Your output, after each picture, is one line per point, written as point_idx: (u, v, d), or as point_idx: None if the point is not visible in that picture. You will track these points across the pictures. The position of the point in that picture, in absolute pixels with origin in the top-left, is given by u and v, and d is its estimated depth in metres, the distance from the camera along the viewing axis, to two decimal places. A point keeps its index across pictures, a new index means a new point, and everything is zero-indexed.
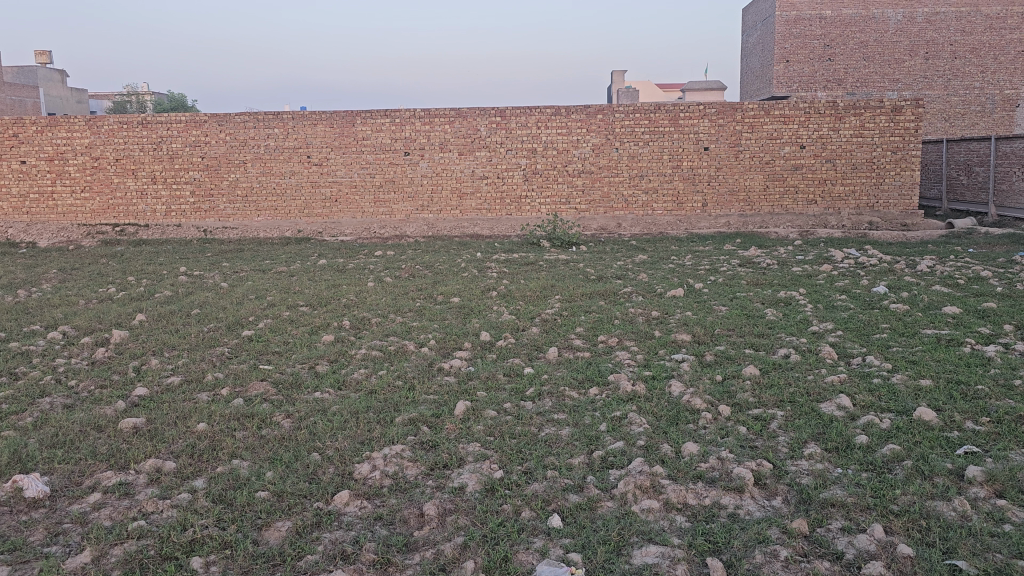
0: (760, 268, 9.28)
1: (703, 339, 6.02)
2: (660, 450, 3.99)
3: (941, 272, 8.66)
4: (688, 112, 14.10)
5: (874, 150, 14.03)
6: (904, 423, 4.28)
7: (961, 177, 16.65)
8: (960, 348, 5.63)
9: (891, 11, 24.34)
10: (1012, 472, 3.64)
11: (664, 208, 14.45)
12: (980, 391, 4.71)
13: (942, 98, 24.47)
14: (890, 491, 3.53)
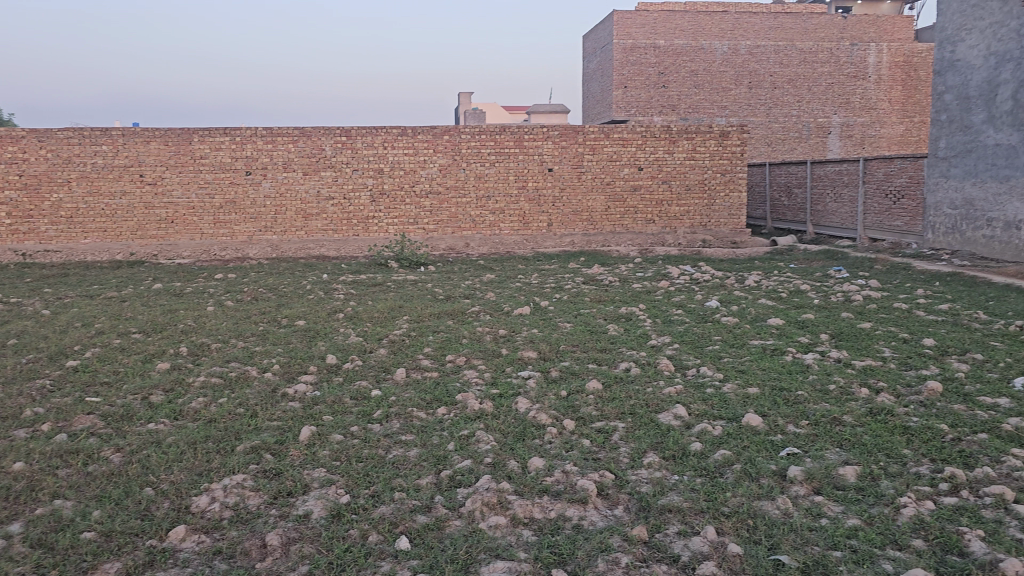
0: (603, 286, 9.62)
1: (548, 355, 6.18)
2: (507, 466, 4.06)
3: (765, 286, 9.31)
4: (532, 134, 14.49)
5: (706, 172, 14.90)
6: (733, 429, 4.56)
7: (783, 199, 17.97)
8: (782, 356, 6.07)
9: (718, 42, 26.00)
10: (827, 471, 3.96)
11: (510, 228, 14.71)
12: (800, 396, 5.09)
13: (765, 124, 26.36)
14: (720, 494, 3.75)
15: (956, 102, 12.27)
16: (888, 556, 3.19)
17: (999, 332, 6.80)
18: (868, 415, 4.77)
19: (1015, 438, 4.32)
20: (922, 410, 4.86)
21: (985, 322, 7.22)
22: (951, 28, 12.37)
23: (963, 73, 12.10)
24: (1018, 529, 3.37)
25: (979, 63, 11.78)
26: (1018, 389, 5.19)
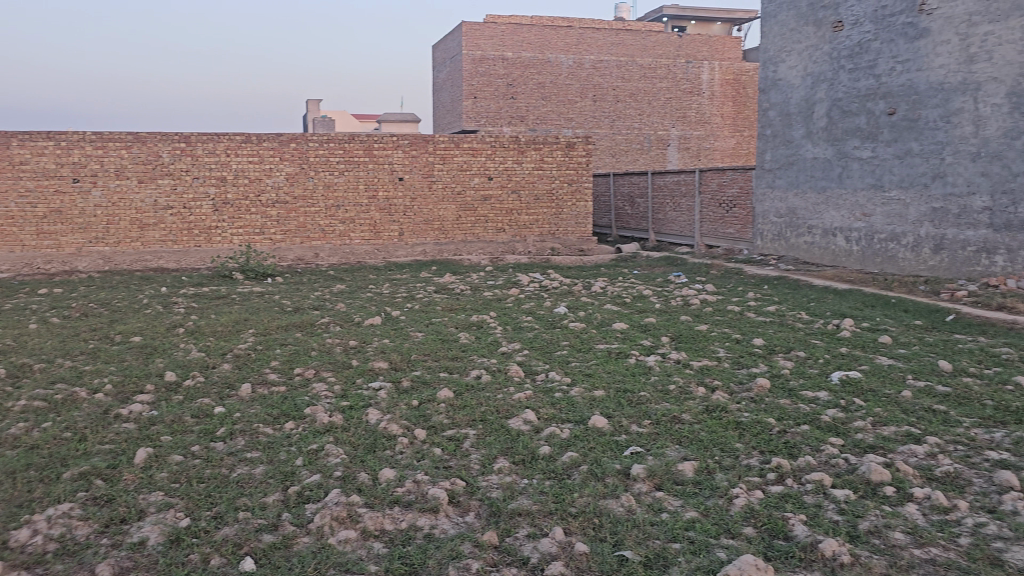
0: (454, 294, 9.67)
1: (400, 365, 6.16)
2: (357, 478, 4.01)
3: (611, 292, 9.67)
4: (382, 143, 14.39)
5: (553, 182, 15.34)
6: (580, 431, 4.71)
7: (626, 208, 18.74)
8: (626, 359, 6.33)
9: (563, 56, 26.72)
10: (668, 467, 4.16)
11: (361, 237, 14.49)
12: (642, 397, 5.33)
13: (609, 136, 27.35)
14: (568, 495, 3.86)
15: (779, 118, 13.20)
16: (722, 545, 3.39)
17: (819, 331, 7.39)
18: (704, 413, 5.05)
19: (832, 428, 4.71)
20: (752, 406, 5.20)
21: (807, 322, 7.82)
22: (773, 49, 13.30)
23: (785, 92, 13.04)
24: (834, 511, 3.68)
25: (797, 83, 12.73)
26: (834, 382, 5.66)
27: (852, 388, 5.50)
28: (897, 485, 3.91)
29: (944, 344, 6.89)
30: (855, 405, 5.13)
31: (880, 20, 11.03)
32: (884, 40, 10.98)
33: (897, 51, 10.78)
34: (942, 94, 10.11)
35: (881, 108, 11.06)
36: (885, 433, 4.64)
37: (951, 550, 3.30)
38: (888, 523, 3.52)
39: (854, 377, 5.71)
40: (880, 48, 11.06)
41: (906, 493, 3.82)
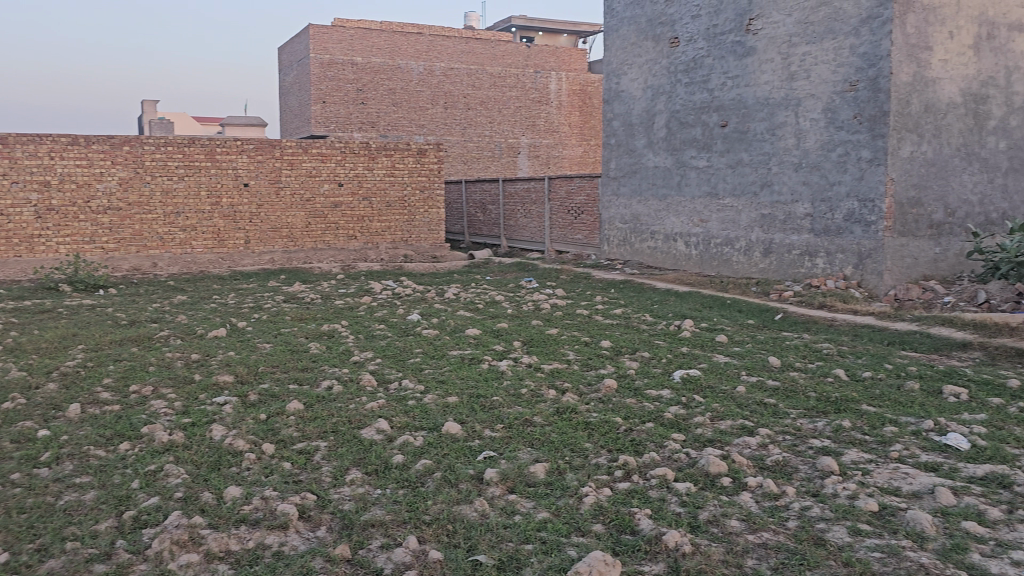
0: (304, 304, 9.42)
1: (246, 378, 5.93)
2: (200, 499, 3.83)
3: (464, 298, 9.74)
4: (225, 147, 13.84)
5: (405, 189, 15.33)
6: (434, 438, 4.71)
7: (478, 215, 18.92)
8: (479, 364, 6.39)
9: (413, 62, 26.65)
10: (520, 470, 4.23)
11: (203, 246, 13.85)
12: (495, 401, 5.39)
13: (460, 143, 27.48)
14: (422, 503, 3.85)
15: (622, 128, 13.73)
16: (572, 543, 3.48)
17: (662, 332, 7.73)
18: (555, 414, 5.17)
19: (674, 425, 4.94)
20: (600, 406, 5.38)
21: (651, 323, 8.18)
22: (616, 62, 13.83)
23: (627, 103, 13.58)
24: (677, 504, 3.85)
25: (638, 95, 13.29)
26: (676, 380, 5.95)
27: (692, 385, 5.80)
28: (733, 476, 4.16)
29: (773, 341, 7.39)
30: (695, 402, 5.41)
31: (712, 37, 11.70)
32: (715, 57, 11.65)
33: (728, 67, 11.46)
34: (767, 108, 10.85)
35: (715, 120, 11.72)
36: (721, 427, 4.92)
37: (780, 534, 3.54)
38: (725, 512, 3.73)
39: (694, 375, 6.02)
40: (712, 63, 11.73)
41: (740, 483, 4.06)
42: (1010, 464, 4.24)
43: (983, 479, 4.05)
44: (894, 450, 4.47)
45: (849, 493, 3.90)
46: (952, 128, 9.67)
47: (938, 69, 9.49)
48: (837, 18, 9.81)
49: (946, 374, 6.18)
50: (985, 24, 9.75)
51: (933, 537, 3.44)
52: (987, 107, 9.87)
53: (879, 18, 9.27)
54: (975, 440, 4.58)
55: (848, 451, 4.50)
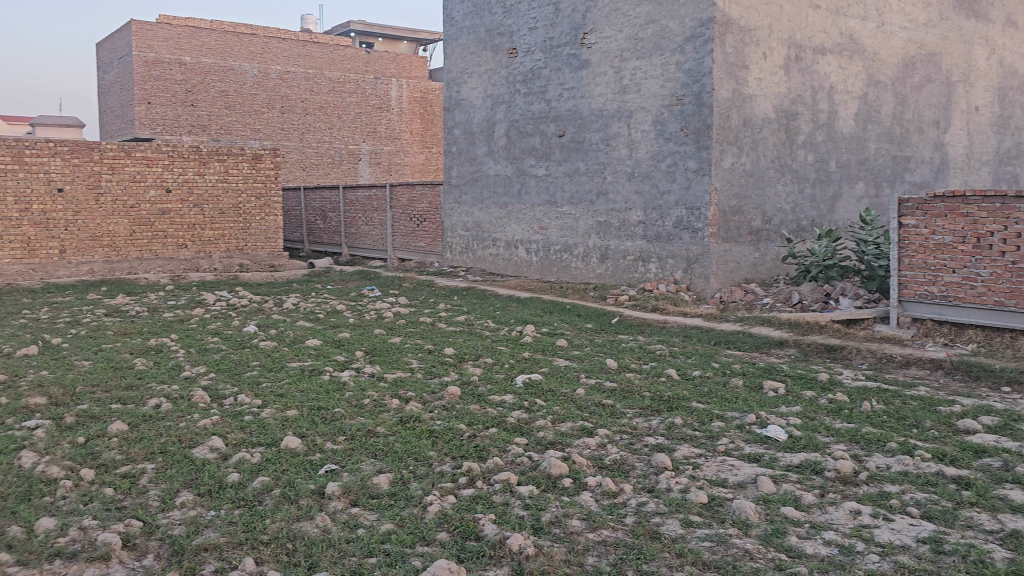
0: (128, 317, 8.83)
1: (62, 399, 5.47)
2: (8, 534, 3.49)
3: (303, 308, 9.47)
4: (35, 149, 12.78)
5: (239, 196, 14.73)
6: (272, 454, 4.53)
7: (318, 222, 18.48)
8: (320, 375, 6.22)
9: (247, 64, 25.69)
10: (363, 482, 4.15)
11: (11, 256, 12.68)
12: (337, 413, 5.26)
13: (298, 149, 26.73)
14: (260, 523, 3.69)
15: (463, 136, 13.83)
16: (416, 553, 3.45)
17: (505, 338, 7.82)
18: (398, 424, 5.12)
19: (517, 429, 5.01)
20: (444, 414, 5.37)
21: (493, 330, 8.27)
22: (456, 70, 13.92)
23: (467, 111, 13.69)
24: (520, 507, 3.90)
25: (479, 103, 13.44)
26: (519, 385, 6.04)
27: (533, 390, 5.90)
28: (573, 476, 4.26)
29: (610, 344, 7.66)
30: (536, 406, 5.51)
31: (549, 49, 12.01)
32: (552, 68, 11.97)
33: (564, 79, 11.80)
34: (601, 119, 11.26)
35: (552, 130, 12.03)
36: (563, 429, 5.04)
37: (618, 530, 3.67)
38: (567, 512, 3.82)
39: (536, 379, 6.13)
40: (549, 75, 12.04)
41: (581, 483, 4.18)
42: (821, 451, 4.60)
43: (798, 467, 4.37)
44: (720, 444, 4.74)
45: (681, 487, 4.10)
46: (767, 142, 10.42)
47: (753, 87, 10.19)
48: (664, 35, 10.34)
49: (766, 370, 6.63)
50: (793, 47, 10.55)
51: (756, 524, 3.67)
52: (796, 123, 10.70)
53: (701, 37, 9.85)
54: (791, 430, 4.93)
55: (680, 447, 4.73)
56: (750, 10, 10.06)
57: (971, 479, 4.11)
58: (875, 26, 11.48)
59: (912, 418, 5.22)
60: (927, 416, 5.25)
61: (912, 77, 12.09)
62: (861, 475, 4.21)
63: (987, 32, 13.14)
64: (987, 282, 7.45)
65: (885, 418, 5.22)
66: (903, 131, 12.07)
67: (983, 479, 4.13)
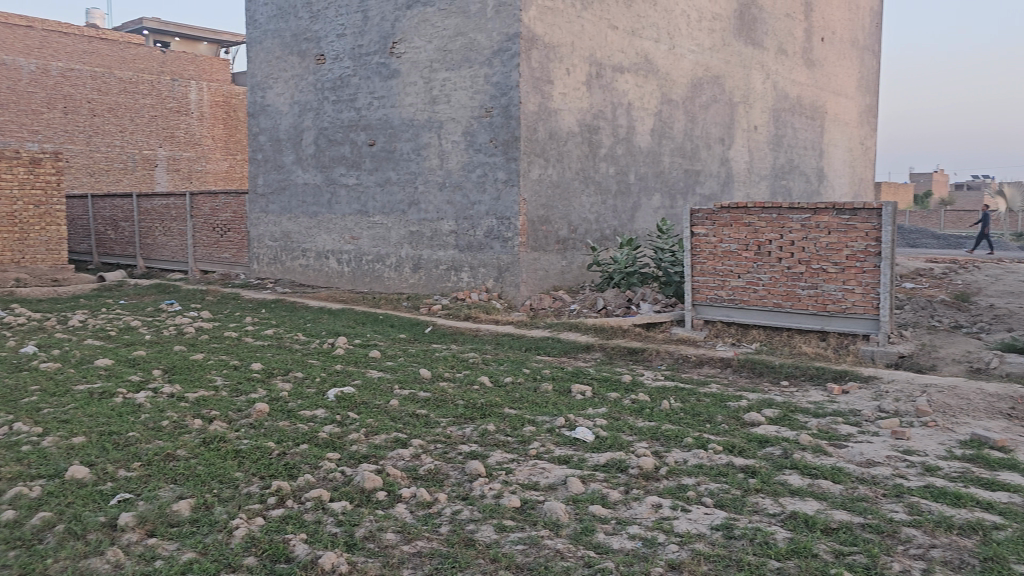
0: None
1: None
2: None
3: (92, 325, 8.73)
4: None
5: (14, 204, 13.40)
6: (55, 486, 4.13)
7: (108, 233, 17.14)
8: (112, 399, 5.74)
9: (23, 60, 23.38)
10: (161, 510, 3.87)
11: None
12: (131, 437, 4.88)
13: (86, 153, 24.65)
14: (40, 563, 3.35)
15: (268, 143, 13.35)
16: None
17: (315, 351, 7.61)
18: (200, 446, 4.82)
19: (329, 444, 4.88)
20: (251, 432, 5.13)
21: (304, 343, 8.01)
22: (260, 75, 13.42)
23: (273, 118, 13.23)
24: (332, 525, 3.80)
25: (285, 110, 13.02)
26: (331, 399, 5.88)
27: (346, 403, 5.77)
28: (388, 489, 4.21)
29: (423, 354, 7.65)
30: (349, 419, 5.40)
31: (357, 57, 11.85)
32: (361, 77, 11.82)
33: (373, 88, 11.69)
34: (412, 129, 11.26)
35: (362, 139, 11.88)
36: (376, 442, 4.96)
37: (433, 540, 3.66)
38: (381, 526, 3.76)
39: (348, 392, 5.99)
40: (358, 83, 11.88)
41: (395, 495, 4.13)
42: (625, 449, 4.83)
43: (605, 466, 4.57)
44: (532, 448, 4.86)
45: (494, 493, 4.16)
46: (572, 155, 10.85)
47: (558, 102, 10.58)
48: (473, 48, 10.52)
49: (574, 374, 6.89)
50: (594, 65, 11.07)
51: (566, 524, 3.80)
52: (598, 137, 11.22)
53: (508, 51, 10.10)
54: (598, 431, 5.14)
55: (493, 453, 4.80)
56: (554, 27, 10.44)
57: (756, 467, 4.47)
58: (667, 48, 12.28)
59: (705, 414, 5.61)
60: (718, 411, 5.66)
61: (700, 97, 13.04)
62: (661, 470, 4.46)
63: (763, 58, 14.42)
64: (767, 286, 8.16)
65: (682, 415, 5.57)
66: (693, 147, 12.99)
67: (766, 466, 4.51)
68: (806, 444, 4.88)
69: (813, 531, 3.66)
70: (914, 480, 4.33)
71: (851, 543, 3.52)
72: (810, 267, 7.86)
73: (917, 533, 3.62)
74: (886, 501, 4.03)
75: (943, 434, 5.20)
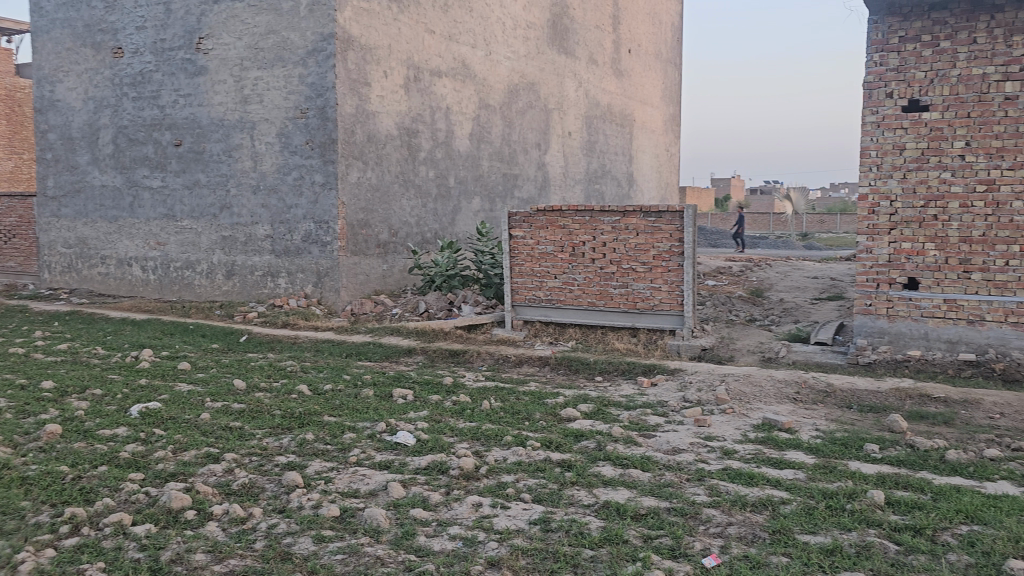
0: None
1: None
2: None
3: None
4: None
5: None
6: None
7: None
8: None
9: None
10: None
11: None
12: None
13: None
14: None
15: (60, 141, 12.30)
16: None
17: (117, 365, 7.09)
18: None
19: (131, 464, 4.56)
20: (40, 456, 4.70)
21: (103, 357, 7.44)
22: (48, 67, 12.34)
23: (64, 114, 12.20)
24: (135, 550, 3.55)
25: (78, 106, 12.05)
26: (134, 416, 5.50)
27: (151, 420, 5.42)
28: (198, 507, 3.99)
29: (238, 364, 7.33)
30: (155, 436, 5.07)
31: (160, 52, 11.17)
32: (165, 73, 11.15)
33: (178, 85, 11.06)
34: (222, 130, 10.76)
35: (167, 139, 11.21)
36: (185, 459, 4.69)
37: (247, 557, 3.51)
38: (190, 547, 3.57)
39: (154, 408, 5.63)
40: (161, 79, 11.20)
41: (205, 513, 3.93)
42: (446, 451, 4.86)
43: (426, 469, 4.57)
44: (352, 454, 4.79)
45: (313, 503, 4.05)
46: (391, 158, 10.78)
47: (375, 104, 10.47)
48: (286, 47, 10.20)
49: (395, 378, 6.85)
50: (411, 68, 11.05)
51: (387, 530, 3.76)
52: (417, 140, 11.22)
53: (323, 52, 9.89)
54: (419, 434, 5.14)
55: (311, 463, 4.67)
56: (370, 28, 10.32)
57: (572, 461, 4.63)
58: (483, 55, 12.48)
59: (524, 412, 5.74)
60: (536, 409, 5.82)
61: (516, 102, 13.35)
62: (481, 469, 4.52)
63: (575, 67, 14.98)
64: (581, 286, 8.50)
65: (501, 414, 5.68)
66: (511, 151, 13.28)
67: (581, 459, 4.68)
68: (617, 435, 5.12)
69: (623, 518, 3.84)
70: (714, 464, 4.65)
71: (658, 527, 3.73)
72: (620, 267, 8.25)
73: (716, 513, 3.88)
74: (689, 485, 4.30)
75: (738, 419, 5.63)
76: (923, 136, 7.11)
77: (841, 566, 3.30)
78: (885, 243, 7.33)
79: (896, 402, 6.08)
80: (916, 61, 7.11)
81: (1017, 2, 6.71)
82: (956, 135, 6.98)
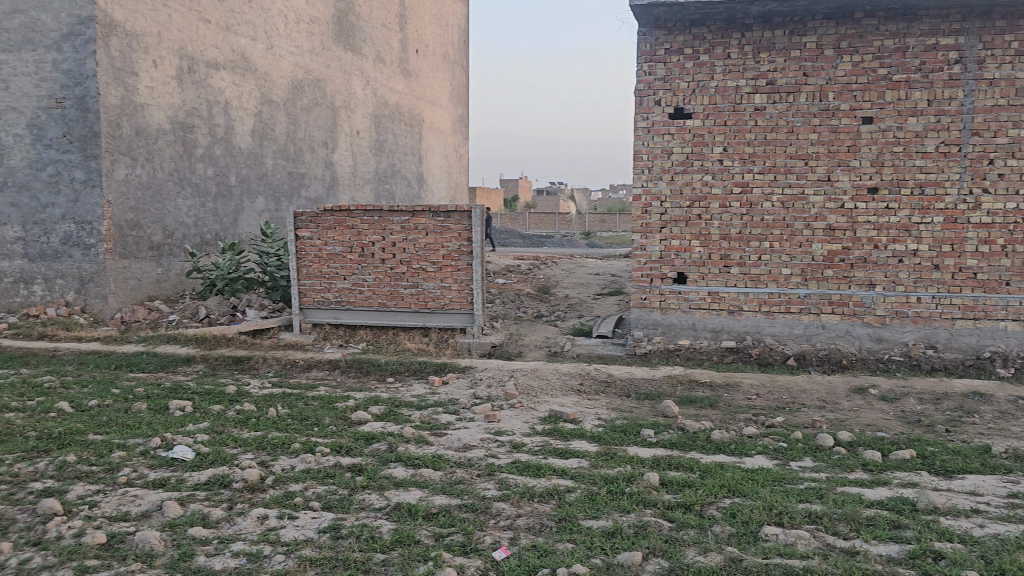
0: None
1: None
2: None
3: None
4: None
5: None
6: None
7: None
8: None
9: None
10: None
11: None
12: None
13: None
14: None
15: None
16: None
17: None
18: None
19: None
20: None
21: None
22: None
23: None
24: None
25: None
26: None
27: None
28: None
29: None
30: None
31: None
32: None
33: None
34: None
35: None
36: None
37: None
38: None
39: None
40: None
41: None
42: (228, 463, 4.61)
43: (206, 484, 4.31)
44: (121, 475, 4.41)
45: (74, 531, 3.68)
46: (164, 154, 10.07)
47: (144, 96, 9.74)
48: (36, 29, 9.23)
49: (171, 390, 6.38)
50: (185, 59, 10.37)
51: (162, 553, 3.50)
52: (193, 136, 10.57)
53: (80, 36, 9.04)
54: (198, 447, 4.84)
55: (73, 487, 4.24)
56: (135, 14, 9.57)
57: (363, 464, 4.55)
58: (264, 48, 11.98)
59: (313, 418, 5.57)
60: (325, 414, 5.66)
61: (300, 99, 12.94)
62: (267, 480, 4.33)
63: (362, 65, 14.76)
64: (371, 286, 8.39)
65: (289, 422, 5.47)
66: (296, 149, 12.85)
67: (372, 463, 4.61)
68: (409, 436, 5.10)
69: (415, 518, 3.82)
70: (503, 457, 4.75)
71: (449, 525, 3.75)
72: (410, 267, 8.24)
73: (505, 506, 3.97)
74: (480, 480, 4.36)
75: (527, 413, 5.80)
76: (687, 142, 7.68)
77: (622, 546, 3.48)
78: (657, 241, 7.84)
79: (669, 388, 6.54)
80: (680, 72, 7.64)
81: (763, 22, 7.40)
82: (715, 142, 7.61)
